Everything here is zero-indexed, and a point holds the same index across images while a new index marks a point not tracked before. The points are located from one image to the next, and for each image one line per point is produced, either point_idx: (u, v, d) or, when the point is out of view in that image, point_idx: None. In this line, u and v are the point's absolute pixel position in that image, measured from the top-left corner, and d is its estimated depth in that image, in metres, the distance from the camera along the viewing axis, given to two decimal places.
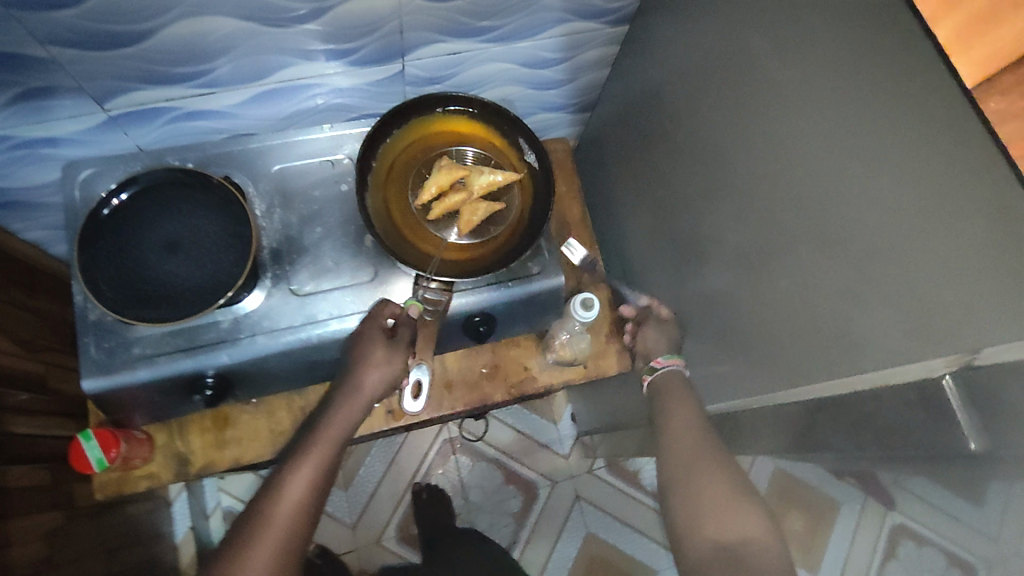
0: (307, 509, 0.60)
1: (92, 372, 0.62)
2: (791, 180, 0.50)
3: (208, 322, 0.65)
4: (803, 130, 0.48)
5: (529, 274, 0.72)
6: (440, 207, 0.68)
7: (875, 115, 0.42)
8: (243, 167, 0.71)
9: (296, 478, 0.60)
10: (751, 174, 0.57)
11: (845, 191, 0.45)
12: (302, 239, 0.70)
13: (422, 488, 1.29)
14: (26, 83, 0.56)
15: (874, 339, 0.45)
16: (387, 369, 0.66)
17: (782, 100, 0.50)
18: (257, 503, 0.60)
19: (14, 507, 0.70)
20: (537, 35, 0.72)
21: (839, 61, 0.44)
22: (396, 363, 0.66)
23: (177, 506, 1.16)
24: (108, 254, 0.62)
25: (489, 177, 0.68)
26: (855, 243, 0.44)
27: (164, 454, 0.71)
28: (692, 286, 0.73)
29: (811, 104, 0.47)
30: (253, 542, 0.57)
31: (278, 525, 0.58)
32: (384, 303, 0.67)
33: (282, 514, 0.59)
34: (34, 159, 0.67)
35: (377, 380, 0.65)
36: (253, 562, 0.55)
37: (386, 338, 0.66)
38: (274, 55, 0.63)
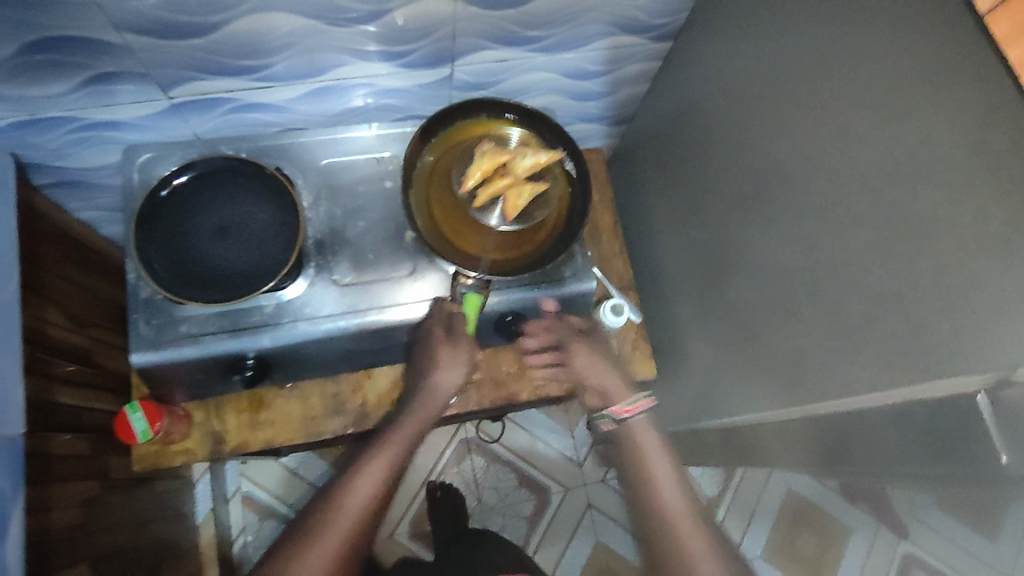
0: (377, 499, 0.68)
1: (139, 347, 0.65)
2: (837, 199, 0.52)
3: (252, 306, 0.67)
4: (852, 150, 0.50)
5: (562, 278, 0.74)
6: (487, 192, 0.65)
7: (925, 139, 0.44)
8: (293, 160, 0.74)
9: (368, 472, 0.68)
10: (791, 191, 0.58)
11: (892, 211, 0.47)
12: (345, 232, 0.72)
13: (437, 487, 1.32)
14: (98, 68, 0.59)
15: (913, 354, 0.46)
16: (456, 370, 0.74)
17: (832, 121, 0.52)
18: (334, 488, 0.68)
19: (56, 472, 0.73)
20: (583, 47, 0.74)
21: (893, 85, 0.46)
22: (461, 357, 0.73)
23: (200, 488, 1.19)
24: (161, 235, 0.65)
25: (533, 159, 0.66)
26: (902, 262, 0.46)
27: (200, 431, 0.73)
28: (723, 298, 0.74)
29: (862, 126, 0.49)
30: (324, 524, 0.66)
31: (349, 512, 0.66)
32: (440, 302, 0.71)
33: (353, 504, 0.67)
34: (97, 141, 0.70)
35: (448, 379, 0.74)
36: (322, 542, 0.65)
37: (448, 338, 0.72)
38: (331, 54, 0.65)
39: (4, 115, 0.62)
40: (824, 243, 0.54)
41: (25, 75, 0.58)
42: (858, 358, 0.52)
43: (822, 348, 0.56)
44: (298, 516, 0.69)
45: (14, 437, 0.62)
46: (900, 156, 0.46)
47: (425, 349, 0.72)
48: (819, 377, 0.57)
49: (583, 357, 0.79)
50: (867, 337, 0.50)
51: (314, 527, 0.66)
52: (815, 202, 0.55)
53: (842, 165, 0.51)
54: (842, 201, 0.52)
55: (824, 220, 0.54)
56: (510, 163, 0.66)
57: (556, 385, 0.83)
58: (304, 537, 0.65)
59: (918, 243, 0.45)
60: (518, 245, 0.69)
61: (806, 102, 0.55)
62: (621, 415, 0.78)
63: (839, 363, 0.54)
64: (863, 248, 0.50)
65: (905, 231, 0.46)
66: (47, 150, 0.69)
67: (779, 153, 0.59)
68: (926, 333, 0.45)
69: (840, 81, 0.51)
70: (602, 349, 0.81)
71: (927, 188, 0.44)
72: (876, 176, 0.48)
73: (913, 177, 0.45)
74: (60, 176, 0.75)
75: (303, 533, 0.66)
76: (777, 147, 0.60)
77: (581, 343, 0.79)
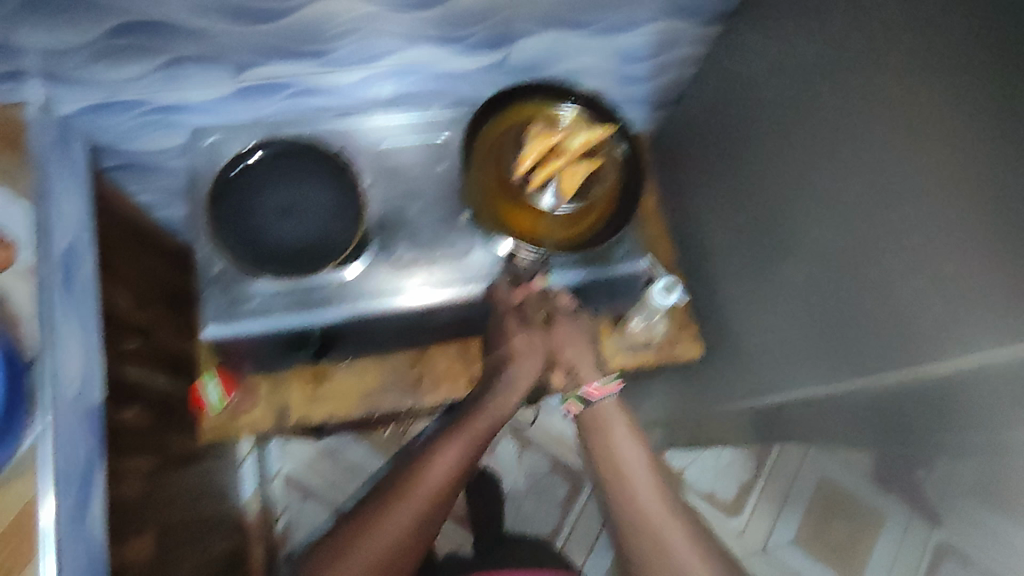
0: (454, 476, 0.70)
1: (213, 321, 0.68)
2: (897, 174, 0.53)
3: (316, 283, 0.70)
4: (912, 126, 0.51)
5: (614, 258, 0.75)
6: (543, 171, 0.69)
7: (989, 113, 0.44)
8: (350, 143, 0.76)
9: (448, 449, 0.70)
10: (847, 168, 0.59)
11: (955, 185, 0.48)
12: (402, 213, 0.74)
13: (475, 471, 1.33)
14: (174, 52, 0.61)
15: (977, 322, 0.47)
16: (532, 360, 0.77)
17: (891, 97, 0.53)
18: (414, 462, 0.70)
19: (125, 444, 0.76)
20: (632, 31, 0.76)
21: None
22: (541, 348, 0.77)
23: (246, 466, 1.23)
24: (229, 215, 0.67)
25: (582, 138, 0.70)
26: (964, 233, 0.47)
27: (267, 402, 0.78)
28: (771, 278, 0.76)
29: (925, 101, 0.50)
30: (401, 495, 0.68)
31: (426, 484, 0.68)
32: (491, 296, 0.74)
33: (430, 483, 0.69)
34: (165, 124, 0.73)
35: (526, 368, 0.76)
36: (398, 509, 0.67)
37: (520, 327, 0.76)
38: (390, 39, 0.67)
39: (83, 98, 0.65)
40: (880, 218, 0.55)
41: (104, 60, 0.60)
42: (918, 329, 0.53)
43: (878, 322, 0.57)
44: (377, 486, 0.71)
45: (96, 406, 0.66)
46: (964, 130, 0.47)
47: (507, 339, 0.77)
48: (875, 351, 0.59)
49: (568, 331, 0.78)
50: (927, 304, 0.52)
51: (391, 495, 0.68)
52: (873, 179, 0.56)
53: (902, 140, 0.52)
54: (902, 174, 0.52)
55: (880, 196, 0.55)
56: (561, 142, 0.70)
57: (561, 374, 0.79)
58: (382, 504, 0.68)
59: (987, 216, 0.46)
60: (567, 224, 0.71)
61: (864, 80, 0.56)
62: (591, 394, 0.77)
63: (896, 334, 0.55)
64: (924, 221, 0.51)
65: (974, 204, 0.47)
66: (117, 133, 0.72)
67: (834, 132, 0.60)
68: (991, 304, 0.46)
69: (901, 57, 0.52)
70: (585, 329, 0.80)
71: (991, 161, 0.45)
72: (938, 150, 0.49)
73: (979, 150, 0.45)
74: (127, 159, 0.77)
75: (380, 500, 0.68)
76: (833, 127, 0.61)
77: (564, 321, 0.78)
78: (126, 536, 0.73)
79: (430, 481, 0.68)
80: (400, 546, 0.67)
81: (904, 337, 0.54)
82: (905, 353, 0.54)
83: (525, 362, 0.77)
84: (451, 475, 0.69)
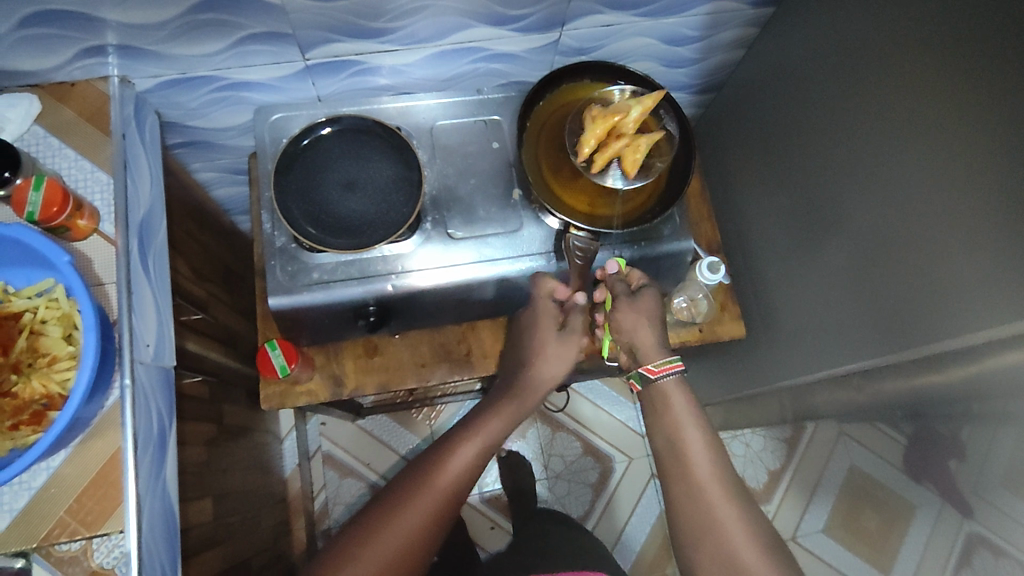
0: (465, 479, 0.69)
1: (276, 292, 0.70)
2: (962, 147, 0.54)
3: (376, 255, 0.72)
4: (980, 99, 0.52)
5: (661, 236, 0.77)
6: (605, 155, 0.69)
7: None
8: (408, 121, 0.78)
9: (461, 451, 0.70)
10: (907, 143, 0.60)
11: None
12: (457, 189, 0.76)
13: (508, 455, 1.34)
14: (251, 28, 0.64)
15: None
16: (557, 361, 0.77)
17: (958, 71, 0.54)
18: (425, 464, 0.70)
19: (187, 410, 0.79)
20: (685, 12, 0.77)
21: None
22: (571, 355, 0.77)
23: (287, 444, 1.25)
24: (296, 187, 0.70)
25: (640, 112, 0.69)
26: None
27: (321, 374, 0.79)
28: (822, 256, 0.77)
29: (996, 74, 0.51)
30: (413, 496, 0.66)
31: (439, 485, 0.67)
32: (540, 285, 0.76)
33: (441, 483, 0.68)
34: (232, 101, 0.76)
35: (548, 371, 0.77)
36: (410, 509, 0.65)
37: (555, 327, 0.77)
38: (453, 18, 0.69)
39: (159, 73, 0.68)
40: (942, 192, 0.56)
41: (187, 35, 0.63)
42: (980, 299, 0.54)
43: (937, 294, 0.59)
44: (383, 491, 0.69)
45: (168, 369, 0.67)
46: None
47: (535, 342, 0.78)
48: (934, 322, 0.60)
49: (628, 314, 0.75)
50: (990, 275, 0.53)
51: (403, 497, 0.66)
52: (934, 153, 0.57)
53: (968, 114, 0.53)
54: (967, 147, 0.54)
55: (942, 169, 0.56)
56: (620, 123, 0.69)
57: (624, 355, 0.77)
58: (393, 506, 0.66)
59: None
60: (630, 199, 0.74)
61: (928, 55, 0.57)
62: (650, 376, 0.73)
63: (960, 305, 0.56)
64: (989, 192, 0.52)
65: None
66: (186, 109, 0.75)
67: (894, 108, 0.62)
68: None
69: (969, 32, 0.53)
70: (648, 308, 0.75)
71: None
72: (1008, 122, 0.50)
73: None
74: (192, 135, 0.80)
75: (391, 503, 0.66)
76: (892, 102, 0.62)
77: (624, 301, 0.75)
78: (189, 498, 0.75)
79: (441, 481, 0.68)
80: (412, 543, 0.64)
81: (968, 307, 0.55)
82: (967, 322, 0.56)
83: (547, 367, 0.77)
84: (462, 475, 0.69)
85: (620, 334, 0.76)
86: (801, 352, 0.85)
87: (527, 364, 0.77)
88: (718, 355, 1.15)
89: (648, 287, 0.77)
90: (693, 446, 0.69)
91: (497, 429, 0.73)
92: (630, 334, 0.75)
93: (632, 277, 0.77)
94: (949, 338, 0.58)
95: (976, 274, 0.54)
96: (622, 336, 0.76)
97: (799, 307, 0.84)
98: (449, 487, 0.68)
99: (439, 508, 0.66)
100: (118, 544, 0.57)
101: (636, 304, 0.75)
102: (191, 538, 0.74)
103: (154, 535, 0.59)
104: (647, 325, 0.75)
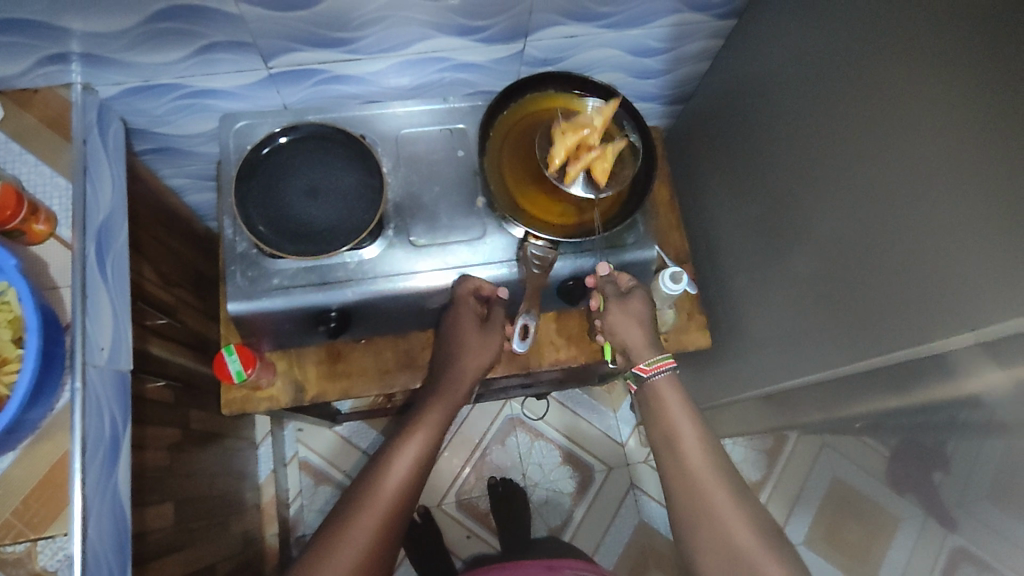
0: (413, 480, 0.68)
1: (236, 297, 0.70)
2: (918, 160, 0.54)
3: (337, 262, 0.72)
4: (931, 113, 0.52)
5: (624, 245, 0.77)
6: (579, 165, 0.68)
7: (1007, 99, 0.46)
8: (373, 129, 0.79)
9: (403, 452, 0.69)
10: (865, 154, 0.61)
11: (975, 168, 0.49)
12: (420, 196, 0.77)
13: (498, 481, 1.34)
14: (212, 38, 0.64)
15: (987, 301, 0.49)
16: (481, 352, 0.76)
17: (910, 85, 0.54)
18: (369, 475, 0.69)
19: (149, 415, 0.79)
20: (649, 24, 0.78)
21: (976, 48, 0.48)
22: (493, 348, 0.76)
23: (262, 450, 1.26)
24: (257, 194, 0.70)
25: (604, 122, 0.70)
26: (979, 217, 0.49)
27: (283, 380, 0.79)
28: (791, 266, 0.77)
29: (945, 89, 0.51)
30: (363, 508, 0.66)
31: (386, 493, 0.67)
32: (464, 282, 0.73)
33: (388, 489, 0.67)
34: (197, 109, 0.76)
35: (476, 363, 0.75)
36: (361, 522, 0.64)
37: (478, 324, 0.75)
38: (415, 28, 0.70)
39: (122, 80, 0.69)
40: (900, 202, 0.57)
41: (148, 43, 0.64)
42: (935, 310, 0.54)
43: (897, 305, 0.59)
44: (332, 509, 0.68)
45: (126, 372, 0.67)
46: (982, 117, 0.48)
47: (456, 338, 0.75)
48: (893, 333, 0.60)
49: (618, 316, 0.74)
50: (944, 284, 0.53)
51: (351, 512, 0.66)
52: (889, 165, 0.57)
53: (921, 126, 0.54)
54: (924, 159, 0.54)
55: (901, 181, 0.57)
56: (590, 135, 0.69)
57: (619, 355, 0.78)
58: (343, 522, 0.65)
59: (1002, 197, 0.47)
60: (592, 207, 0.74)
61: (882, 69, 0.57)
62: (643, 375, 0.74)
63: (917, 314, 0.57)
64: (941, 203, 0.52)
65: (982, 187, 0.48)
66: (152, 115, 0.76)
67: (850, 120, 0.62)
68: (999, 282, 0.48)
69: (921, 44, 0.53)
70: (638, 309, 0.75)
71: (1010, 146, 0.46)
72: (959, 136, 0.50)
73: (996, 135, 0.47)
74: (159, 142, 0.81)
75: (340, 520, 0.65)
76: (852, 114, 0.62)
77: (614, 304, 0.75)
78: (148, 503, 0.75)
79: (386, 489, 0.67)
80: (371, 555, 0.63)
81: (925, 318, 0.56)
82: (923, 331, 0.56)
83: (472, 361, 0.75)
84: (407, 479, 0.68)
85: (614, 337, 0.76)
86: (771, 362, 0.85)
87: (453, 357, 0.76)
88: (694, 365, 1.15)
89: (637, 287, 0.76)
90: (690, 438, 0.70)
91: (437, 422, 0.72)
92: (622, 336, 0.75)
93: (619, 279, 0.76)
94: (906, 347, 0.58)
95: (932, 283, 0.54)
96: (616, 338, 0.76)
97: (769, 317, 0.84)
98: (398, 493, 0.67)
99: (388, 517, 0.66)
100: (62, 547, 0.57)
101: (626, 306, 0.74)
102: (148, 542, 0.74)
103: (103, 537, 0.59)
104: (638, 327, 0.75)
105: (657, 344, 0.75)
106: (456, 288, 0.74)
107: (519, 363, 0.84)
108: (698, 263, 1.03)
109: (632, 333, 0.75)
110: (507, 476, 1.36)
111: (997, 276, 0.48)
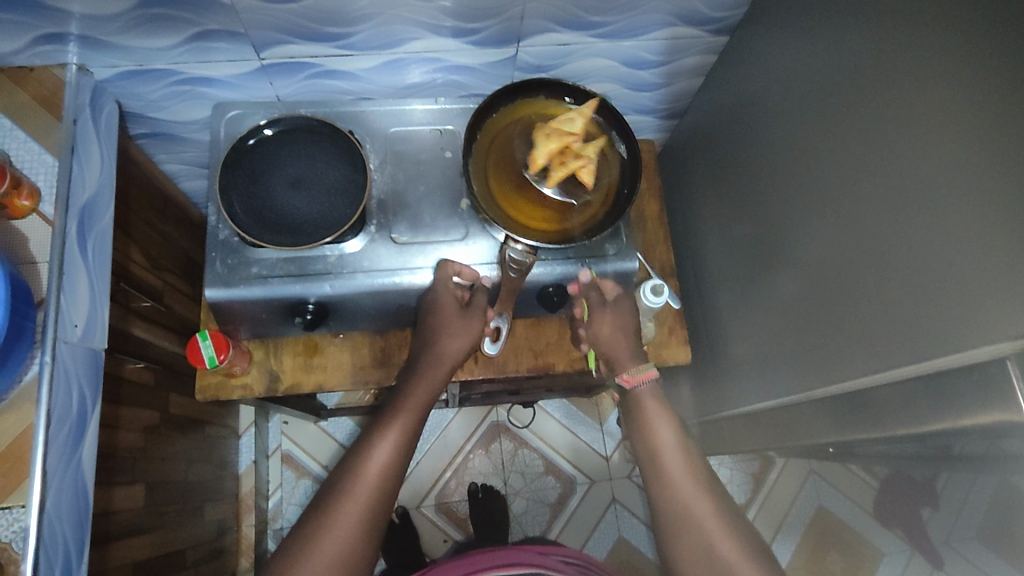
0: (391, 470, 0.67)
1: (214, 283, 0.71)
2: (902, 181, 0.54)
3: (318, 254, 0.73)
4: (917, 135, 0.52)
5: (605, 255, 0.75)
6: (563, 171, 0.69)
7: (989, 126, 0.45)
8: (364, 125, 0.79)
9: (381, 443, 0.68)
10: (851, 175, 0.60)
11: (955, 192, 0.48)
12: (405, 194, 0.77)
13: (478, 488, 1.34)
14: (205, 26, 0.65)
15: (961, 324, 0.48)
16: (463, 338, 0.75)
17: (895, 108, 0.54)
18: (350, 462, 0.68)
19: (127, 396, 0.80)
20: (641, 36, 0.78)
21: (953, 73, 0.48)
22: (474, 332, 0.76)
23: (245, 440, 1.26)
24: (240, 183, 0.71)
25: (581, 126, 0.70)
26: (957, 241, 0.48)
27: (258, 368, 0.80)
28: (774, 283, 0.76)
29: (931, 109, 0.50)
30: (346, 498, 0.65)
31: (365, 484, 0.65)
32: (444, 265, 0.73)
33: (366, 478, 0.66)
34: (191, 95, 0.78)
35: (458, 347, 0.75)
36: (341, 513, 0.64)
37: (460, 308, 0.75)
38: (409, 27, 0.70)
39: (118, 64, 0.70)
40: (882, 224, 0.56)
41: (143, 27, 0.65)
42: (912, 332, 0.53)
43: (874, 325, 0.58)
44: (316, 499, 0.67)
45: (99, 350, 0.68)
46: (964, 141, 0.47)
47: (434, 321, 0.74)
48: (869, 356, 0.59)
49: (604, 325, 0.76)
50: (920, 309, 0.52)
51: (332, 502, 0.65)
52: (872, 187, 0.57)
53: (905, 148, 0.53)
54: (904, 182, 0.53)
55: (885, 203, 0.56)
56: (573, 142, 0.69)
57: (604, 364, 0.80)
58: (321, 512, 0.64)
59: (973, 221, 0.47)
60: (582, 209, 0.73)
61: (867, 91, 0.57)
62: (626, 385, 0.76)
63: (891, 337, 0.56)
64: (921, 226, 0.52)
65: (957, 207, 0.48)
66: (147, 100, 0.77)
67: (837, 141, 0.62)
68: (967, 305, 0.48)
69: (910, 62, 0.52)
70: (622, 319, 0.77)
71: (988, 170, 0.45)
72: (944, 157, 0.49)
73: (974, 159, 0.46)
74: (155, 126, 0.82)
75: (323, 509, 0.64)
76: (838, 132, 0.61)
77: (598, 313, 0.77)
78: (117, 482, 0.76)
79: (369, 476, 0.66)
80: (350, 545, 0.63)
81: (902, 344, 0.55)
82: (900, 354, 0.55)
83: (451, 344, 0.74)
84: (388, 466, 0.67)
85: (598, 347, 0.78)
86: (752, 383, 0.84)
87: (430, 342, 0.74)
88: (682, 382, 1.14)
89: (621, 295, 0.78)
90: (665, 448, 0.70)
91: (417, 411, 0.71)
92: (608, 347, 0.77)
93: (605, 285, 0.77)
94: (882, 369, 0.57)
95: (909, 309, 0.53)
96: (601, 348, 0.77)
97: (753, 338, 0.83)
98: (378, 483, 0.66)
99: (372, 500, 0.65)
100: (18, 518, 0.57)
101: (611, 315, 0.76)
102: (113, 522, 0.74)
103: (61, 511, 0.60)
104: (620, 335, 0.77)
105: (641, 354, 0.77)
106: (436, 277, 0.74)
107: (495, 366, 0.84)
108: (687, 279, 1.02)
109: (610, 339, 0.76)
110: (487, 482, 1.36)
111: (966, 298, 0.48)
